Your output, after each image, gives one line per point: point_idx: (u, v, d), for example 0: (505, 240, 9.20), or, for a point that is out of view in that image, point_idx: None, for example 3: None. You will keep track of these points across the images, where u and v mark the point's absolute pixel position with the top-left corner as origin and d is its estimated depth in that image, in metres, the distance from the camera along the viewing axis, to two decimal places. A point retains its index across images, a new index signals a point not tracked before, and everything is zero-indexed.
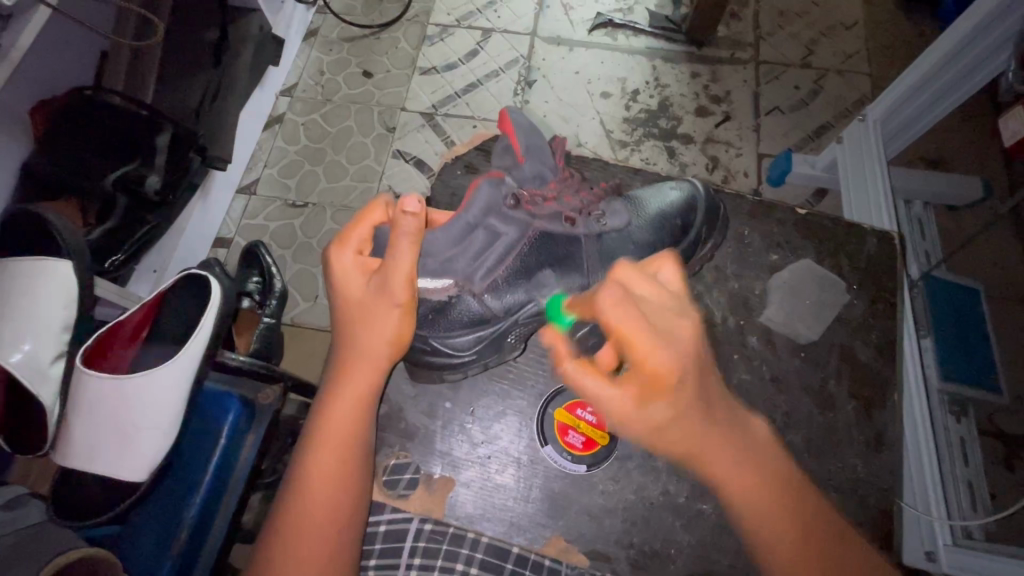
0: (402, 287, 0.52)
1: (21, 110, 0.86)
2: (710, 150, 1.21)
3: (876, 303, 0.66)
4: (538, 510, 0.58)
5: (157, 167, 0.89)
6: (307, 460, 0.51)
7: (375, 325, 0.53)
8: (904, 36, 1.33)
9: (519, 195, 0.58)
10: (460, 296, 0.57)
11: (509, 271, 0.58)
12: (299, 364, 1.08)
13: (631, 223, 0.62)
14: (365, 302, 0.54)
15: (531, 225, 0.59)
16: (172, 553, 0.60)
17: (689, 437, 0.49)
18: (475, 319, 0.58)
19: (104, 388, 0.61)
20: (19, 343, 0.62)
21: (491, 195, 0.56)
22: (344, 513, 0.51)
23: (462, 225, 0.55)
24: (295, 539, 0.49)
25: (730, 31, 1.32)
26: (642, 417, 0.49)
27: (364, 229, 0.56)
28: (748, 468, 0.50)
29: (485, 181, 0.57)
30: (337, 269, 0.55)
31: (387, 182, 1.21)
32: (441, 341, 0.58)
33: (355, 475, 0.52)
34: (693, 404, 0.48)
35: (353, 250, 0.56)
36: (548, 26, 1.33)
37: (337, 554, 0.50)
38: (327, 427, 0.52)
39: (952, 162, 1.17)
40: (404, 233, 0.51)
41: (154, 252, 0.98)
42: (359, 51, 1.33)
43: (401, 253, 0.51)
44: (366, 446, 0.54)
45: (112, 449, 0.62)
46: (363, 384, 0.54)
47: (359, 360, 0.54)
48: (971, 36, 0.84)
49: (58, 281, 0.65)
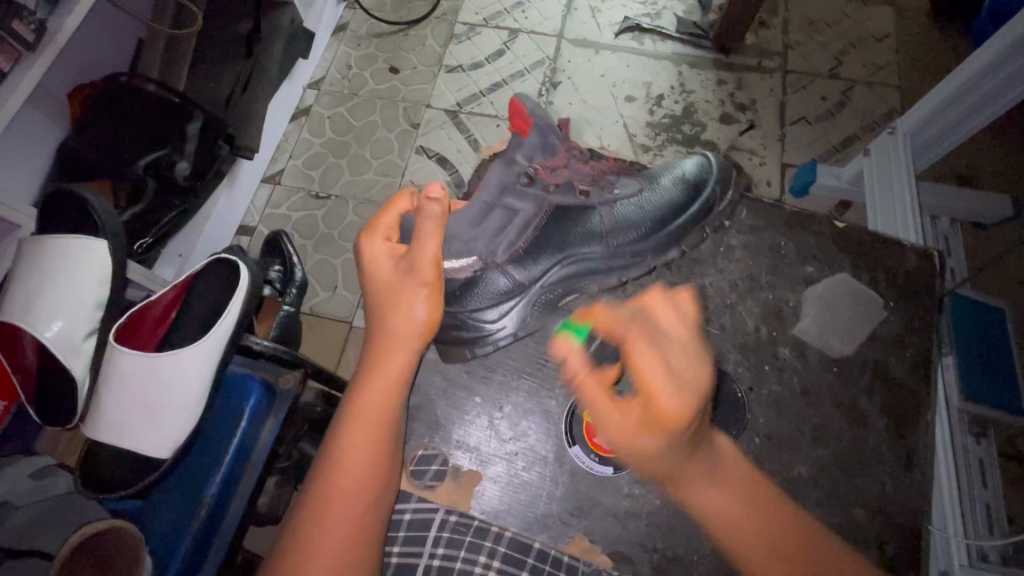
0: (428, 265, 0.54)
1: (61, 93, 0.89)
2: (733, 158, 1.21)
3: (909, 320, 0.65)
4: (561, 509, 0.58)
5: (187, 153, 0.92)
6: (341, 439, 0.52)
7: (404, 305, 0.55)
8: (936, 50, 1.31)
9: (530, 172, 0.62)
10: (485, 268, 0.60)
11: (530, 240, 0.62)
12: (318, 354, 1.09)
13: (640, 192, 0.65)
14: (395, 285, 0.56)
15: (546, 200, 0.62)
16: (192, 529, 0.61)
17: (673, 469, 0.51)
18: (503, 292, 0.61)
19: (137, 363, 0.63)
20: (54, 319, 0.64)
21: (503, 175, 0.62)
22: (370, 496, 0.52)
23: (480, 206, 0.60)
24: (323, 515, 0.50)
25: (758, 39, 1.31)
26: (635, 444, 0.51)
27: (391, 218, 0.59)
28: (729, 500, 0.52)
29: (498, 164, 0.62)
30: (368, 255, 0.58)
31: (411, 177, 1.22)
32: (470, 315, 0.61)
33: (384, 457, 0.53)
34: (683, 441, 0.50)
35: (383, 236, 0.58)
36: (575, 28, 1.34)
37: (362, 534, 0.51)
38: (359, 407, 0.53)
39: (985, 179, 1.15)
40: (429, 216, 0.54)
41: (180, 237, 1.01)
42: (387, 47, 1.35)
43: (426, 235, 0.54)
44: (398, 428, 0.55)
45: (139, 422, 0.64)
46: (398, 365, 0.55)
47: (392, 343, 0.55)
48: (1002, 57, 0.84)
49: (96, 257, 0.67)
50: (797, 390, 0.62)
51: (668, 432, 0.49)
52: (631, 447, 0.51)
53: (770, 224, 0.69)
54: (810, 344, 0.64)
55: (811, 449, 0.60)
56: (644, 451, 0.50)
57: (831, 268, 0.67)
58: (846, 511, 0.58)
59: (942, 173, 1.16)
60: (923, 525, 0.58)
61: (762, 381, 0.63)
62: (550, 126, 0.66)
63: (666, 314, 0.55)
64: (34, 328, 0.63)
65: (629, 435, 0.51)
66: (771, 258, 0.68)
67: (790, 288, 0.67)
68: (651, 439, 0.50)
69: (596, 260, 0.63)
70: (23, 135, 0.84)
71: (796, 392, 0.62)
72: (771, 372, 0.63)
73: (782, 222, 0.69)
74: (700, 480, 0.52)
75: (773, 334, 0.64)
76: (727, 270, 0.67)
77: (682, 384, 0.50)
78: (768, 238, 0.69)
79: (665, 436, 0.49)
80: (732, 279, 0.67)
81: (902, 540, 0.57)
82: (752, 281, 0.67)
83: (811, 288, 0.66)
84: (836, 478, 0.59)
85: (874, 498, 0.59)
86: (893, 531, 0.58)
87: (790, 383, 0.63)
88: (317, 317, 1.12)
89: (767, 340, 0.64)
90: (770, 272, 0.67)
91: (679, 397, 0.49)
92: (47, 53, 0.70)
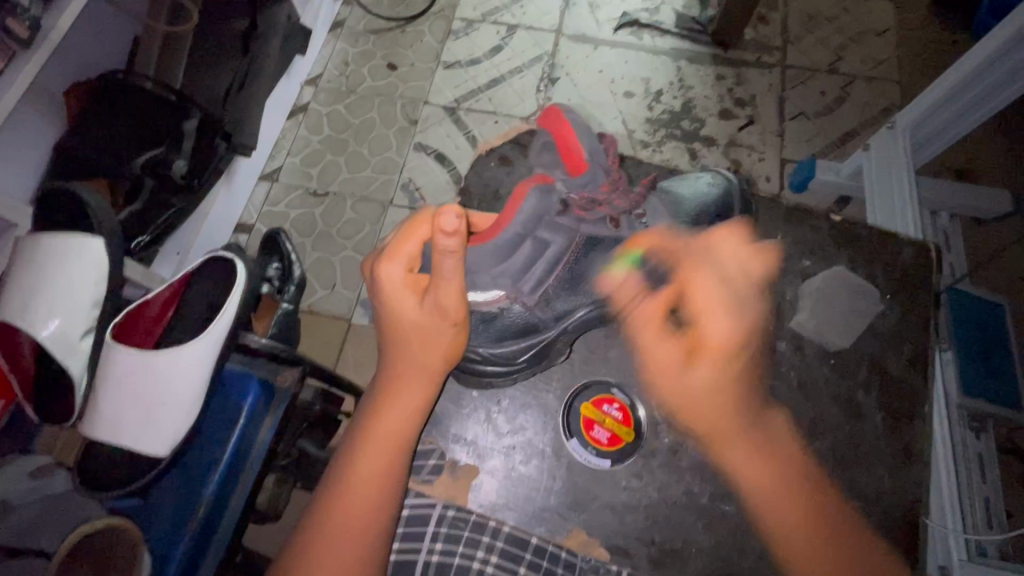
0: (456, 306, 0.52)
1: (56, 91, 0.89)
2: (732, 154, 1.20)
3: (907, 315, 0.65)
4: (559, 502, 0.58)
5: (184, 151, 0.91)
6: (352, 470, 0.52)
7: (431, 342, 0.54)
8: (936, 45, 1.31)
9: (567, 201, 0.60)
10: (512, 305, 0.62)
11: (558, 277, 0.62)
12: (317, 351, 1.09)
13: (673, 221, 0.63)
14: (419, 322, 0.53)
15: (577, 231, 0.61)
16: (190, 528, 0.61)
17: (725, 411, 0.56)
18: (521, 327, 0.62)
19: (135, 364, 0.63)
20: (51, 318, 0.64)
21: (540, 203, 0.58)
22: (374, 529, 0.51)
23: (508, 239, 0.57)
24: (326, 545, 0.50)
25: (757, 34, 1.31)
26: (686, 378, 0.57)
27: (413, 245, 0.54)
28: (764, 467, 0.55)
29: (534, 188, 0.57)
30: (387, 284, 0.54)
31: (409, 174, 1.22)
32: (490, 348, 0.62)
33: (392, 487, 0.52)
34: (734, 377, 0.57)
35: (402, 265, 0.54)
36: (573, 24, 1.33)
37: (361, 567, 0.50)
38: (375, 436, 0.53)
39: (984, 174, 1.14)
40: (447, 252, 0.48)
41: (178, 235, 1.01)
42: (384, 43, 1.34)
43: (448, 278, 0.50)
44: (410, 456, 0.54)
45: (137, 423, 0.64)
46: (418, 397, 0.54)
47: (413, 375, 0.54)
48: (999, 53, 0.84)
49: (91, 255, 0.67)
50: (795, 385, 0.62)
51: (718, 363, 0.57)
52: (683, 388, 0.58)
53: (770, 218, 0.69)
54: (808, 340, 0.64)
55: (808, 443, 0.60)
56: (699, 385, 0.57)
57: (829, 262, 0.67)
58: (843, 505, 0.58)
59: (941, 168, 1.16)
60: (920, 518, 0.58)
61: (760, 375, 0.62)
62: (598, 157, 0.60)
63: (728, 250, 0.61)
64: (31, 327, 0.63)
65: (675, 371, 0.58)
66: (769, 253, 0.67)
67: (787, 283, 0.66)
68: (707, 367, 0.56)
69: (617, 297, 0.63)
70: (19, 133, 0.84)
71: (793, 387, 0.62)
72: (769, 367, 0.63)
73: (781, 217, 0.69)
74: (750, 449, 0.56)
75: (770, 329, 0.64)
76: None
77: (736, 318, 0.58)
78: (767, 233, 0.68)
79: (719, 365, 0.57)
80: None
81: (898, 534, 0.57)
82: None
83: (809, 283, 0.66)
84: (833, 472, 0.59)
85: (871, 492, 0.59)
86: (890, 524, 0.58)
87: (788, 377, 0.62)
88: (316, 314, 1.12)
89: (765, 335, 0.64)
90: (768, 267, 0.67)
91: (733, 337, 0.58)
92: (41, 50, 0.69)
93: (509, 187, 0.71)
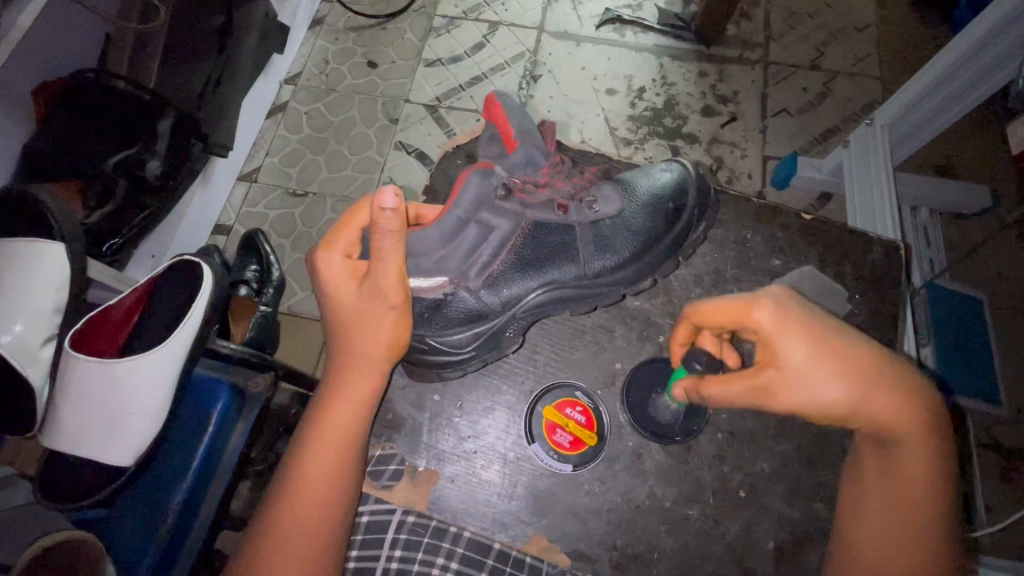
0: (395, 289, 0.50)
1: (23, 92, 0.87)
2: (715, 151, 1.20)
3: (878, 314, 0.65)
4: (522, 508, 0.57)
5: (158, 152, 0.90)
6: (301, 459, 0.51)
7: (370, 328, 0.52)
8: (917, 41, 1.31)
9: (510, 185, 0.56)
10: (456, 291, 0.56)
11: (504, 263, 0.57)
12: (293, 354, 1.08)
13: (625, 207, 0.60)
14: (357, 306, 0.52)
15: (523, 216, 0.57)
16: (158, 538, 0.60)
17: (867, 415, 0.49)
18: (468, 314, 0.57)
19: (92, 371, 0.61)
20: (10, 325, 0.62)
21: (481, 188, 0.54)
22: (331, 517, 0.50)
23: (453, 222, 0.53)
24: (278, 536, 0.49)
25: (740, 31, 1.30)
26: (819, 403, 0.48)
27: (351, 233, 0.53)
28: (914, 470, 0.50)
29: (474, 172, 0.54)
30: (326, 273, 0.52)
31: (389, 174, 1.21)
32: (438, 339, 0.57)
33: (343, 484, 0.51)
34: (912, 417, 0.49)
35: (340, 253, 0.52)
36: (555, 20, 1.32)
37: (321, 555, 0.49)
38: (323, 432, 0.51)
39: (963, 170, 1.14)
40: (385, 233, 0.46)
41: (155, 237, 1.00)
42: (364, 41, 1.33)
43: (387, 256, 0.48)
44: (364, 444, 0.53)
45: (98, 431, 0.62)
46: (364, 389, 0.53)
47: (358, 362, 0.52)
48: (975, 48, 0.84)
49: (51, 260, 0.65)
50: None
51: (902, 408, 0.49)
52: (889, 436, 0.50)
53: (740, 217, 0.68)
54: None
55: (775, 444, 0.60)
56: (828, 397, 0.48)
57: (799, 261, 0.66)
58: (807, 506, 0.58)
59: (921, 164, 1.16)
60: None
61: None
62: (533, 139, 0.58)
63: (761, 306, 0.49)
64: None
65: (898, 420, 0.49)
66: (738, 251, 0.67)
67: (757, 283, 0.66)
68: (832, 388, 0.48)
69: (571, 286, 0.58)
70: None
71: None
72: None
73: (752, 216, 0.68)
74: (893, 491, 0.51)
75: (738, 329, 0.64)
76: (694, 263, 0.66)
77: (808, 328, 0.48)
78: (736, 231, 0.68)
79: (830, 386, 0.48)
80: (699, 274, 0.66)
81: None
82: (717, 274, 0.66)
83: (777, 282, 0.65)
84: (799, 474, 0.59)
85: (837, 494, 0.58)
86: None
87: None
88: (294, 316, 1.11)
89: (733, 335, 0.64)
90: (736, 266, 0.66)
91: (878, 405, 0.48)
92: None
93: None
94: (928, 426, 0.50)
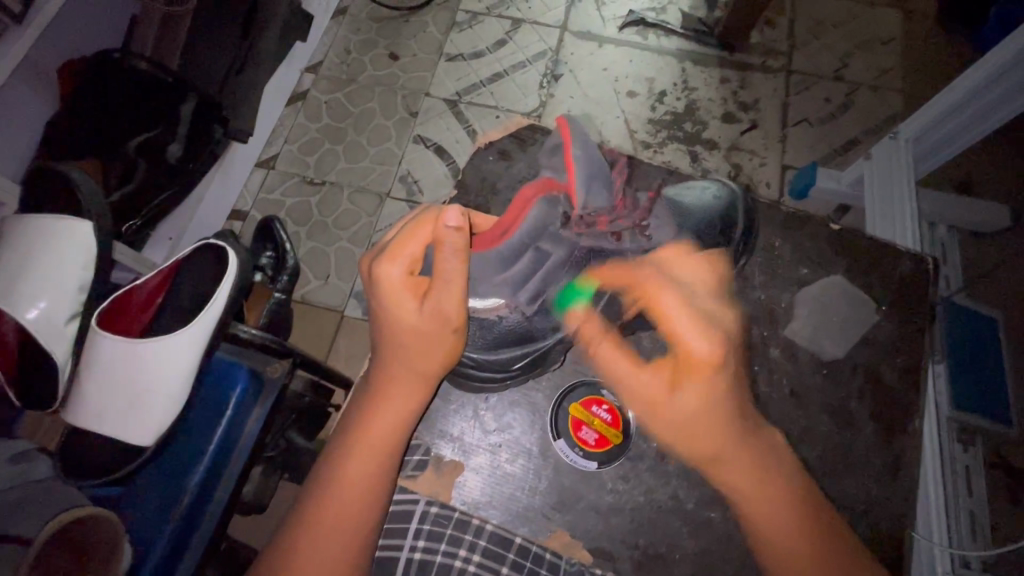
0: (455, 309, 0.49)
1: (49, 69, 0.87)
2: (733, 158, 1.20)
3: (904, 327, 0.65)
4: (544, 503, 0.58)
5: (179, 135, 0.90)
6: (340, 463, 0.50)
7: (427, 349, 0.50)
8: (941, 56, 1.30)
9: (570, 215, 0.58)
10: (512, 315, 0.58)
11: (558, 288, 0.58)
12: (307, 341, 1.09)
13: (678, 234, 0.60)
14: (416, 326, 0.50)
15: (578, 244, 0.58)
16: (173, 519, 0.61)
17: (718, 422, 0.50)
18: (517, 334, 0.58)
19: (121, 352, 0.63)
20: (35, 301, 0.63)
21: (544, 214, 0.56)
22: (363, 522, 0.49)
23: (515, 244, 0.56)
24: (313, 540, 0.48)
25: (763, 38, 1.30)
26: (673, 400, 0.52)
27: (415, 246, 0.51)
28: (769, 489, 0.50)
29: (541, 199, 0.56)
30: (386, 285, 0.51)
31: (407, 166, 1.21)
32: (486, 355, 0.57)
33: (379, 490, 0.50)
34: (726, 402, 0.51)
35: (404, 266, 0.51)
36: (579, 20, 1.32)
37: (351, 557, 0.48)
38: (365, 436, 0.50)
39: (984, 188, 1.14)
40: (449, 253, 0.47)
41: (170, 220, 1.00)
42: (387, 32, 1.32)
43: (451, 274, 0.48)
44: (403, 452, 0.53)
45: (123, 411, 0.64)
46: (410, 400, 0.51)
47: (406, 375, 0.51)
48: (1007, 67, 0.83)
49: (79, 239, 0.65)
50: (787, 393, 0.61)
51: (709, 379, 0.51)
52: (670, 414, 0.52)
53: (771, 224, 0.68)
54: (802, 347, 0.63)
55: (799, 451, 0.60)
56: (691, 404, 0.51)
57: (828, 270, 0.66)
58: None
59: (941, 179, 1.15)
60: (908, 531, 0.58)
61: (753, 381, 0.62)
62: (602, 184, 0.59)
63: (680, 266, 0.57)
64: (14, 308, 0.62)
65: (663, 399, 0.53)
66: (768, 258, 0.66)
67: (784, 290, 0.65)
68: (692, 391, 0.51)
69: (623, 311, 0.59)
70: (9, 111, 0.82)
71: (785, 394, 0.61)
72: (762, 373, 0.62)
73: (782, 223, 0.68)
74: (743, 466, 0.50)
75: (765, 335, 0.63)
76: None
77: (711, 327, 0.53)
78: (767, 238, 0.67)
79: (704, 377, 0.51)
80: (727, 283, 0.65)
81: (883, 548, 0.57)
82: (747, 280, 0.65)
83: (806, 290, 0.65)
84: (823, 481, 0.59)
85: (858, 503, 0.58)
86: (876, 537, 0.57)
87: (781, 385, 0.62)
88: (308, 305, 1.11)
89: (759, 340, 0.63)
90: (765, 272, 0.66)
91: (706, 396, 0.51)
92: (32, 27, 0.69)
93: (508, 181, 0.70)
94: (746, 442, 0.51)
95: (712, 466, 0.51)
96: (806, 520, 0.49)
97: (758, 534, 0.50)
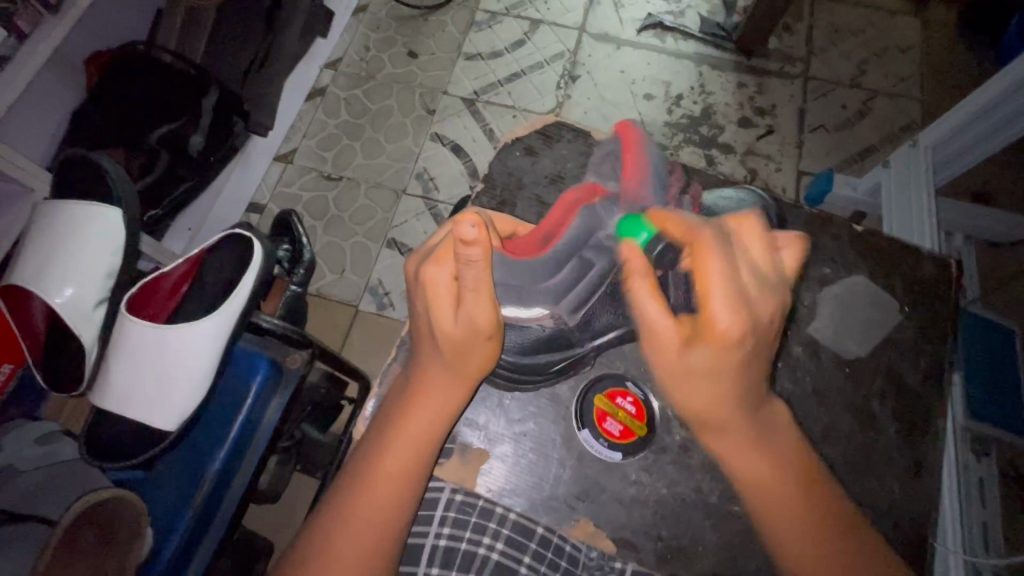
0: (486, 318, 0.49)
1: (76, 60, 0.88)
2: (749, 162, 1.20)
3: (926, 330, 0.65)
4: (567, 493, 0.58)
5: (201, 128, 0.89)
6: (374, 462, 0.50)
7: (462, 354, 0.50)
8: (960, 64, 1.30)
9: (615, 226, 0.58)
10: (552, 324, 0.58)
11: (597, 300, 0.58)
12: (323, 334, 1.09)
13: None
14: (452, 331, 0.50)
15: (620, 254, 0.58)
16: (195, 504, 0.61)
17: (721, 395, 0.47)
18: (554, 339, 0.58)
19: (149, 337, 0.65)
20: (64, 287, 0.64)
21: (585, 224, 0.58)
22: (394, 519, 0.50)
23: (554, 253, 0.58)
24: (342, 536, 0.48)
25: (781, 44, 1.30)
26: (683, 359, 0.47)
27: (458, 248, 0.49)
28: (760, 460, 0.49)
29: (583, 209, 0.58)
30: (429, 287, 0.50)
31: (424, 163, 1.22)
32: (519, 360, 0.58)
33: (413, 489, 0.50)
34: (741, 366, 0.46)
35: (450, 269, 0.50)
36: (597, 22, 1.32)
37: (380, 553, 0.49)
38: (399, 435, 0.51)
39: (1002, 197, 1.14)
40: (472, 261, 0.46)
41: (189, 212, 1.02)
42: (406, 30, 1.33)
43: (483, 283, 0.48)
44: (436, 453, 0.53)
45: (150, 397, 0.65)
46: (445, 403, 0.52)
47: (442, 379, 0.51)
48: (1014, 88, 0.84)
49: (108, 226, 0.67)
50: (811, 391, 0.62)
51: (725, 349, 0.46)
52: (679, 369, 0.48)
53: (795, 224, 0.68)
54: (825, 346, 0.63)
55: (822, 449, 0.60)
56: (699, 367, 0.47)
57: (850, 271, 0.66)
58: (854, 511, 0.58)
59: (959, 188, 1.15)
60: (930, 533, 0.58)
61: (776, 378, 0.62)
62: (648, 193, 0.58)
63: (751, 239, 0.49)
64: (45, 293, 0.64)
65: (673, 354, 0.47)
66: (791, 259, 0.66)
67: (807, 290, 0.65)
68: (706, 354, 0.46)
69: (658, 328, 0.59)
70: (37, 100, 0.84)
71: (808, 391, 0.62)
72: (784, 370, 0.62)
73: (805, 224, 0.68)
74: (741, 434, 0.49)
75: (788, 333, 0.64)
76: None
77: (746, 303, 0.46)
78: (791, 239, 0.67)
79: (725, 348, 0.46)
80: None
81: (906, 548, 0.57)
82: None
83: (829, 290, 0.65)
84: (845, 480, 0.59)
85: (880, 502, 0.58)
86: (899, 537, 0.57)
87: (804, 382, 0.62)
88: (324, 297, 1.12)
89: (782, 338, 0.63)
90: (788, 272, 0.66)
91: (719, 376, 0.47)
92: (66, 18, 0.70)
93: (533, 177, 0.70)
94: (750, 419, 0.48)
95: (713, 432, 0.49)
96: (813, 509, 0.49)
97: (765, 519, 0.50)
